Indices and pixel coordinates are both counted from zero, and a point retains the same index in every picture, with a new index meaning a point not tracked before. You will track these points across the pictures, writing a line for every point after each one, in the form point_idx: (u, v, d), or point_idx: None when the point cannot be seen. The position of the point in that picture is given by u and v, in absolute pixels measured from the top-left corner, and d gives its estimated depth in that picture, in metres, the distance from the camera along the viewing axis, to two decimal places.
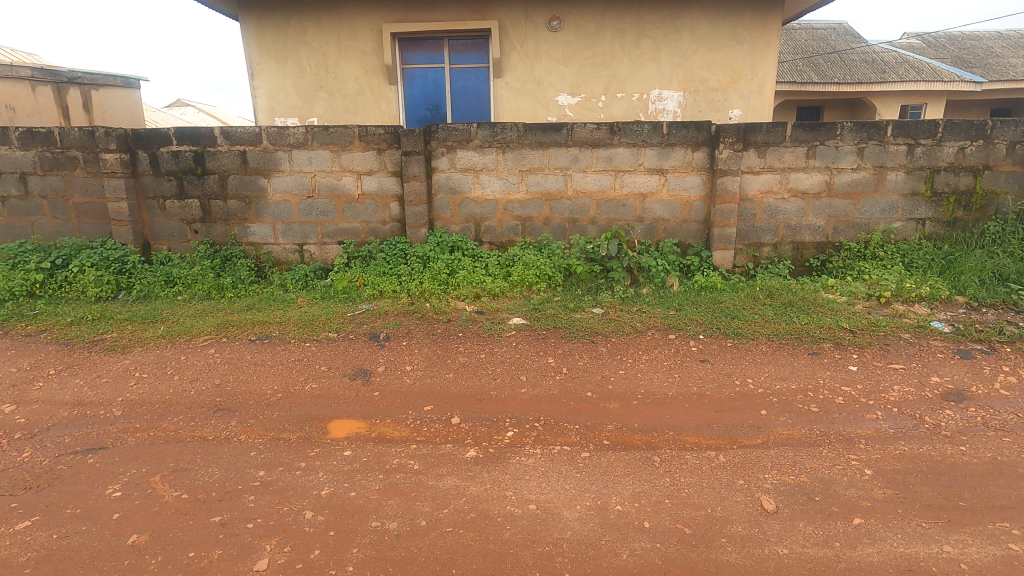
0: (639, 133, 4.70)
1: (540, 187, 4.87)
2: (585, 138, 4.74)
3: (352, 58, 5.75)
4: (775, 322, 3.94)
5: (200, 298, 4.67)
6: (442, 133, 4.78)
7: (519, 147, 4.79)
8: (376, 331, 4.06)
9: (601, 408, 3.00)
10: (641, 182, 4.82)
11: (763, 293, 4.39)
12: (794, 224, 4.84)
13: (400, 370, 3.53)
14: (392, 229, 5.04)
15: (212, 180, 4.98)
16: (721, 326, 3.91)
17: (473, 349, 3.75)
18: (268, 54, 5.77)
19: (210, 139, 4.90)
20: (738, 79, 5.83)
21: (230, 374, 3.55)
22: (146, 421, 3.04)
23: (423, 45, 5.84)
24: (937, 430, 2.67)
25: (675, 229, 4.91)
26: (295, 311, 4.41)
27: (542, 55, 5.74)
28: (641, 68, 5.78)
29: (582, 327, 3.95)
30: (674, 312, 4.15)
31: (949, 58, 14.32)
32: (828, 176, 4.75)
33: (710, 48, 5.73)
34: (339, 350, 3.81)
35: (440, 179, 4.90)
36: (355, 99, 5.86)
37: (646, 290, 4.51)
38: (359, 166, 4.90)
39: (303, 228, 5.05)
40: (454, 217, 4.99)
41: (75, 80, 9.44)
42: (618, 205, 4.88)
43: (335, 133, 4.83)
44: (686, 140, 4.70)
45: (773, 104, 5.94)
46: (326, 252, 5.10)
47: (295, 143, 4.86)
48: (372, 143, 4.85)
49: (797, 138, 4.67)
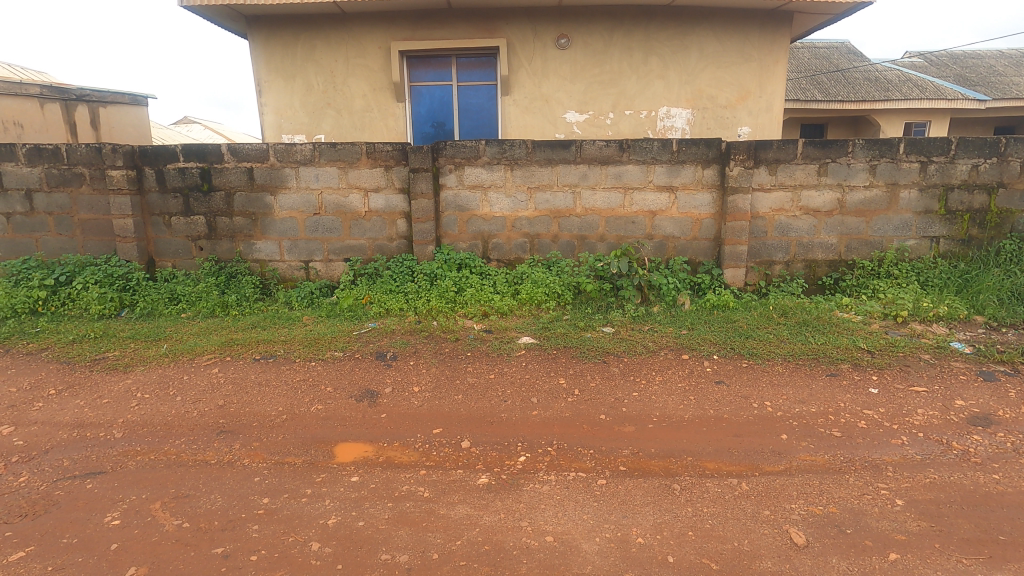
0: (648, 150, 4.67)
1: (549, 204, 4.82)
2: (593, 155, 4.71)
3: (360, 76, 5.76)
4: (790, 342, 3.86)
5: (204, 316, 4.60)
6: (450, 150, 4.75)
7: (528, 164, 4.75)
8: (383, 350, 3.98)
9: (615, 431, 2.91)
10: (651, 200, 4.77)
11: (777, 311, 4.31)
12: (806, 242, 4.78)
13: (408, 391, 3.45)
14: (399, 247, 4.99)
15: (218, 197, 4.95)
16: (736, 346, 3.82)
17: (482, 369, 3.66)
18: (276, 72, 5.77)
19: (217, 156, 4.88)
20: (747, 96, 5.81)
21: (234, 395, 3.46)
22: (147, 444, 2.95)
23: (430, 62, 5.84)
24: (966, 456, 2.57)
25: (685, 246, 4.85)
26: (300, 329, 4.34)
27: (550, 72, 5.74)
28: (649, 86, 5.77)
29: (593, 347, 3.87)
30: (686, 331, 4.07)
31: (951, 76, 14.38)
32: (840, 194, 4.70)
33: (719, 65, 5.72)
34: (345, 370, 3.73)
35: (448, 197, 4.86)
36: (363, 117, 5.86)
37: (657, 308, 4.42)
38: (366, 183, 4.87)
39: (309, 245, 5.00)
40: (461, 235, 4.93)
41: (84, 98, 9.50)
42: (627, 222, 4.83)
43: (342, 150, 4.81)
44: (696, 157, 4.66)
45: (782, 121, 5.92)
46: (332, 269, 5.04)
47: (302, 160, 4.84)
48: (380, 160, 4.82)
49: (809, 155, 4.63)
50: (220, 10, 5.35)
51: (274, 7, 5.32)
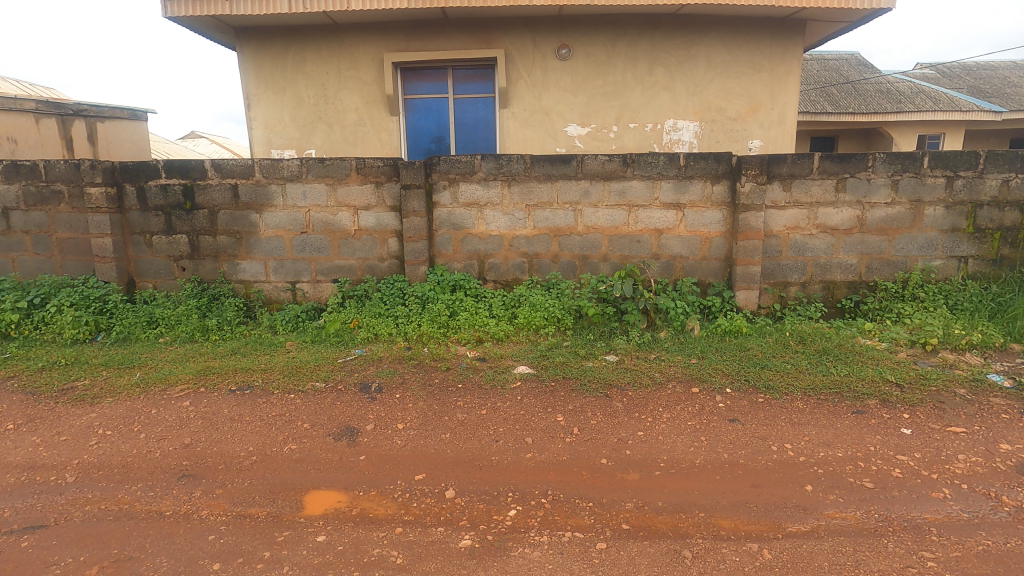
0: (654, 165, 4.40)
1: (548, 222, 4.55)
2: (596, 170, 4.44)
3: (353, 88, 5.54)
4: (810, 374, 3.54)
5: (182, 341, 4.34)
6: (443, 165, 4.51)
7: (526, 180, 4.49)
8: (368, 380, 3.70)
9: (618, 480, 2.60)
10: (657, 218, 4.49)
11: (794, 338, 3.99)
12: (824, 262, 4.47)
13: (391, 429, 3.15)
14: (390, 267, 4.73)
15: (201, 215, 4.71)
16: (751, 378, 3.50)
17: (474, 404, 3.36)
18: (266, 85, 5.57)
19: (200, 172, 4.65)
20: (758, 108, 5.54)
21: (202, 433, 3.17)
22: (99, 491, 2.67)
23: (426, 74, 5.62)
24: (1021, 516, 2.24)
25: (694, 267, 4.55)
26: (282, 357, 4.07)
27: (550, 84, 5.50)
28: (654, 97, 5.52)
29: (595, 378, 3.56)
30: (696, 360, 3.76)
31: (965, 87, 14.06)
32: (860, 211, 4.40)
33: (728, 76, 5.46)
34: (326, 403, 3.45)
35: (442, 215, 4.60)
36: (355, 131, 5.63)
37: (664, 334, 4.11)
38: (355, 200, 4.62)
39: (295, 266, 4.75)
40: (456, 254, 4.67)
41: (81, 113, 9.38)
42: (631, 241, 4.54)
43: (331, 166, 4.57)
44: (705, 172, 4.39)
45: (796, 134, 5.63)
46: (320, 291, 4.79)
47: (288, 176, 4.61)
48: (370, 176, 4.58)
49: (826, 170, 4.34)
50: (207, 22, 5.16)
51: (263, 18, 5.13)
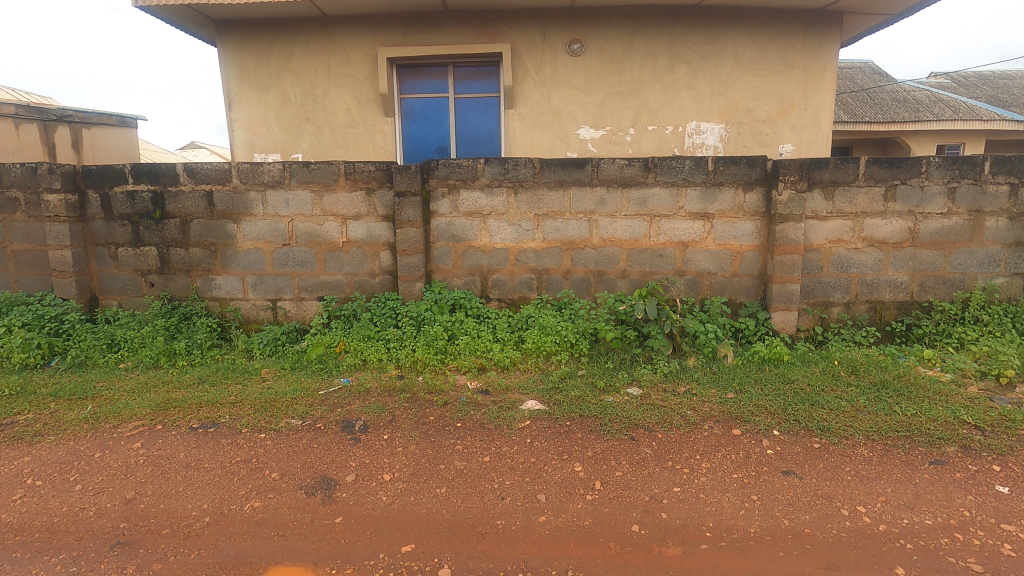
0: (678, 170, 3.91)
1: (559, 234, 4.06)
2: (613, 176, 3.95)
3: (344, 86, 5.08)
4: (870, 413, 3.01)
5: (145, 367, 3.82)
6: (442, 170, 4.02)
7: (534, 187, 4.00)
8: (351, 417, 3.17)
9: (657, 557, 2.07)
10: (682, 230, 4.00)
11: (845, 368, 3.46)
12: (871, 280, 3.97)
13: (375, 481, 2.62)
14: (382, 283, 4.22)
15: (172, 225, 4.23)
16: (801, 418, 2.97)
17: (475, 449, 2.83)
18: (249, 83, 5.12)
19: (171, 177, 4.17)
20: (789, 109, 5.06)
21: (150, 485, 2.64)
22: (8, 566, 2.14)
23: (425, 72, 5.17)
24: None
25: (723, 285, 4.04)
26: (255, 387, 3.55)
27: (561, 83, 5.04)
28: (675, 97, 5.05)
29: (617, 417, 3.03)
30: (733, 395, 3.24)
31: (983, 96, 13.63)
32: (912, 222, 3.90)
33: (756, 74, 5.00)
34: (301, 446, 2.92)
35: (440, 225, 4.11)
36: (347, 133, 5.17)
37: (694, 362, 3.59)
38: (343, 209, 4.14)
39: (276, 281, 4.25)
40: (456, 269, 4.17)
41: (65, 118, 8.92)
42: (653, 255, 4.04)
43: (317, 170, 4.09)
44: (736, 178, 3.89)
45: (831, 137, 5.14)
46: (304, 309, 4.28)
47: (269, 182, 4.13)
48: (360, 182, 4.10)
49: (873, 176, 3.85)
50: (184, 13, 4.71)
51: (245, 9, 4.68)
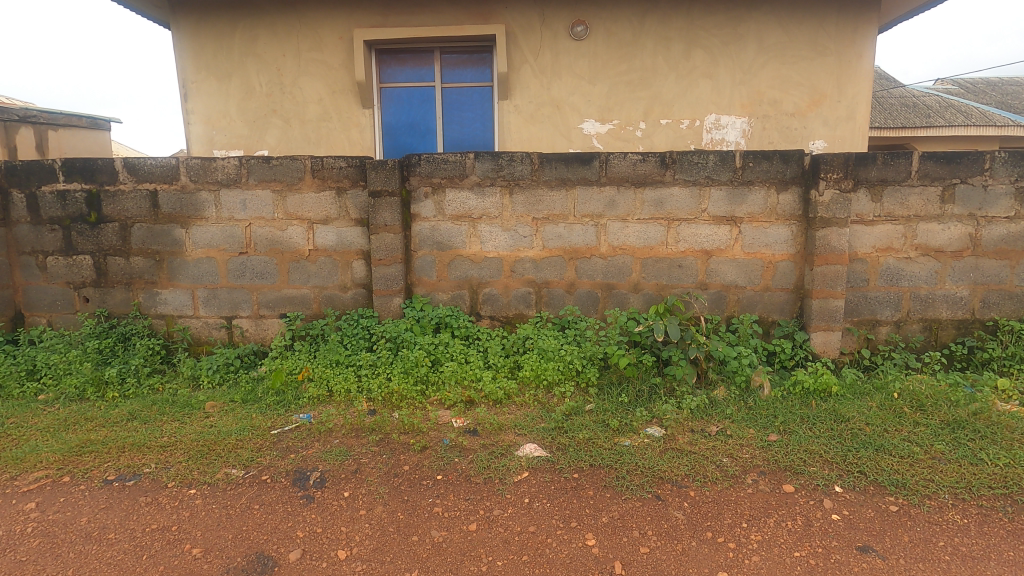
0: (701, 167, 3.35)
1: (561, 241, 3.48)
2: (625, 173, 3.38)
3: (316, 74, 4.52)
4: (951, 462, 2.42)
5: (68, 400, 3.18)
6: (425, 165, 3.44)
7: (533, 186, 3.43)
8: (306, 468, 2.55)
9: None
10: (705, 237, 3.42)
11: (907, 403, 2.86)
12: (925, 295, 3.41)
13: (326, 561, 2.00)
14: (356, 298, 3.61)
15: (109, 230, 3.62)
16: (866, 469, 2.38)
17: (458, 514, 2.21)
18: (207, 70, 4.55)
19: (108, 174, 3.57)
20: (821, 100, 4.53)
21: (29, 567, 2.00)
22: None
23: (409, 59, 4.62)
24: None
25: (753, 300, 3.46)
26: (195, 425, 2.92)
27: (562, 70, 4.50)
28: (690, 88, 4.51)
29: (636, 467, 2.43)
30: (777, 437, 2.64)
31: (994, 102, 13.20)
32: (973, 228, 3.34)
33: (784, 61, 4.46)
34: (237, 508, 2.30)
35: (423, 230, 3.52)
36: (318, 127, 4.60)
37: (724, 394, 2.99)
38: (310, 212, 3.55)
39: (232, 296, 3.65)
40: (441, 282, 3.57)
41: (28, 119, 8.26)
42: (670, 266, 3.46)
43: (279, 166, 3.51)
44: (768, 176, 3.33)
45: (867, 133, 4.60)
46: (264, 329, 3.67)
47: (223, 180, 3.54)
48: (330, 180, 3.51)
49: (928, 174, 3.30)
50: None
51: None
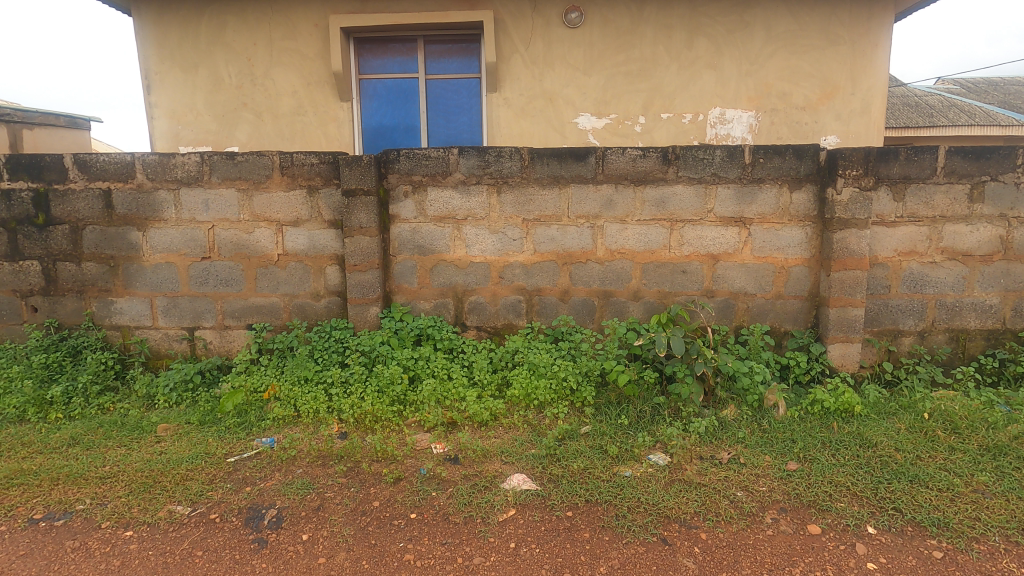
0: (706, 163, 3.05)
1: (554, 244, 3.18)
2: (624, 171, 3.08)
3: (289, 64, 4.33)
4: (998, 496, 2.12)
5: (4, 423, 2.85)
6: (404, 162, 3.13)
7: (523, 184, 3.13)
8: (262, 504, 2.22)
9: None
10: (711, 240, 3.13)
11: (940, 425, 2.56)
12: (952, 303, 3.12)
13: None
14: (329, 307, 3.30)
15: (59, 233, 3.30)
16: (902, 506, 2.08)
17: (433, 563, 1.89)
18: (173, 61, 4.36)
19: (57, 172, 3.26)
20: (833, 93, 4.30)
21: None
22: None
23: (391, 49, 4.41)
24: None
25: (764, 309, 3.16)
26: (143, 452, 2.60)
27: (555, 61, 4.28)
28: (693, 79, 4.29)
29: (640, 504, 2.12)
30: (797, 465, 2.34)
31: (997, 102, 12.98)
32: (1004, 229, 3.06)
33: (794, 51, 4.24)
34: (176, 556, 1.97)
35: (402, 233, 3.22)
36: (292, 121, 4.42)
37: (735, 415, 2.69)
38: (279, 213, 3.23)
39: (194, 305, 3.33)
40: (423, 289, 3.26)
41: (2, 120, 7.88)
42: (673, 272, 3.16)
43: (244, 163, 3.20)
44: (780, 173, 3.04)
45: (883, 127, 4.37)
46: (230, 341, 3.36)
47: (183, 178, 3.23)
48: (300, 178, 3.20)
49: (956, 171, 3.01)
50: None
51: None
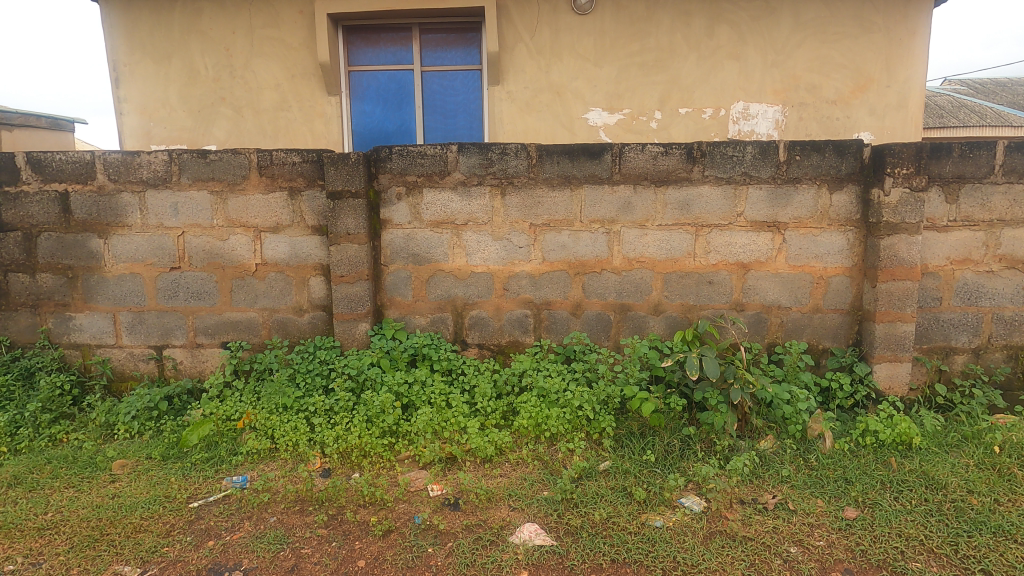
0: (736, 161, 2.71)
1: (565, 252, 2.84)
2: (644, 170, 2.75)
3: (271, 54, 4.02)
4: None
5: None
6: (397, 160, 2.79)
7: (530, 185, 2.79)
8: (225, 565, 1.86)
9: None
10: (741, 246, 2.79)
11: (1016, 461, 2.22)
12: (1011, 316, 2.78)
13: None
14: (314, 323, 2.95)
15: (11, 241, 2.95)
16: (992, 567, 1.73)
17: None
18: (143, 51, 4.05)
19: (8, 172, 2.91)
20: (867, 85, 4.03)
21: None
22: None
23: (384, 39, 4.09)
24: None
25: (800, 324, 2.83)
26: (93, 495, 2.24)
27: (563, 50, 4.01)
28: (714, 70, 4.05)
29: (677, 567, 1.76)
30: (857, 512, 2.00)
31: (1005, 102, 12.70)
32: None
33: (824, 39, 3.98)
34: None
35: (395, 240, 2.87)
36: (275, 117, 4.10)
37: (775, 448, 2.35)
38: (257, 218, 2.89)
39: (162, 321, 2.98)
40: (418, 303, 2.92)
41: None
42: (699, 282, 2.82)
43: (217, 162, 2.85)
44: (818, 172, 2.70)
45: (921, 122, 4.09)
46: (202, 361, 3.00)
47: (149, 179, 2.88)
48: (280, 180, 2.86)
49: (1017, 168, 2.68)
50: None
51: None
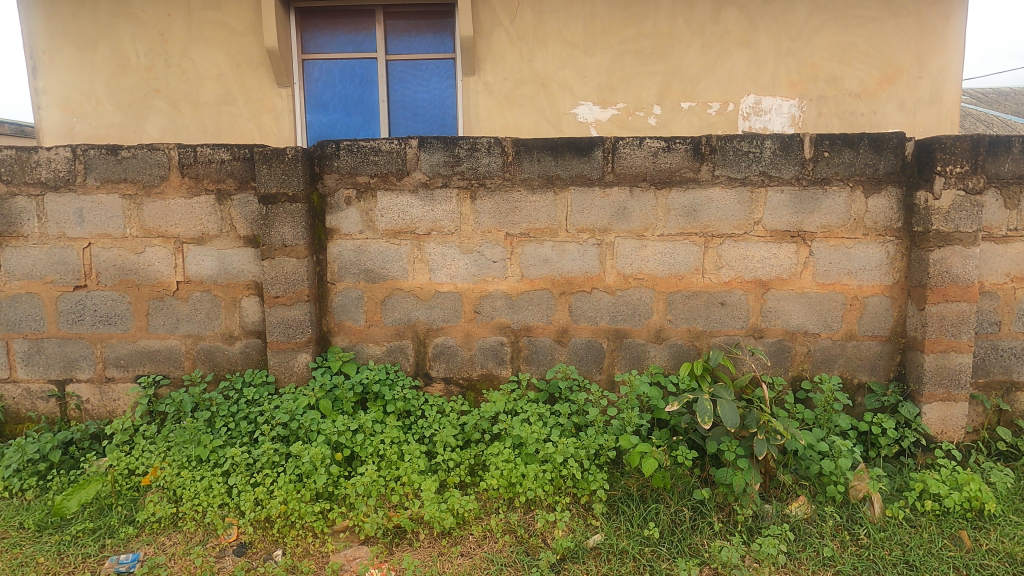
0: (753, 158, 2.25)
1: (548, 267, 2.36)
2: (642, 169, 2.28)
3: (213, 41, 3.65)
4: None
5: None
6: (345, 157, 2.31)
7: (506, 188, 2.32)
8: None
9: None
10: (759, 261, 2.32)
11: None
12: None
13: None
14: (247, 353, 2.46)
15: None
16: None
17: None
18: (65, 37, 3.68)
19: None
20: (895, 76, 3.63)
21: None
22: None
23: (347, 25, 3.70)
24: None
25: (831, 354, 2.35)
26: None
27: (547, 37, 3.60)
28: (719, 61, 3.63)
29: None
30: None
31: (1009, 111, 12.36)
32: None
33: (846, 24, 3.57)
34: None
35: (343, 252, 2.39)
36: (216, 112, 3.73)
37: (812, 515, 1.85)
38: (177, 226, 2.41)
39: (64, 351, 2.48)
40: (372, 329, 2.43)
41: None
42: (708, 304, 2.35)
43: (129, 160, 2.37)
44: (851, 171, 2.24)
45: (956, 120, 3.67)
46: (113, 400, 2.50)
47: (47, 181, 2.40)
48: (206, 181, 2.38)
49: None
50: None
51: None
